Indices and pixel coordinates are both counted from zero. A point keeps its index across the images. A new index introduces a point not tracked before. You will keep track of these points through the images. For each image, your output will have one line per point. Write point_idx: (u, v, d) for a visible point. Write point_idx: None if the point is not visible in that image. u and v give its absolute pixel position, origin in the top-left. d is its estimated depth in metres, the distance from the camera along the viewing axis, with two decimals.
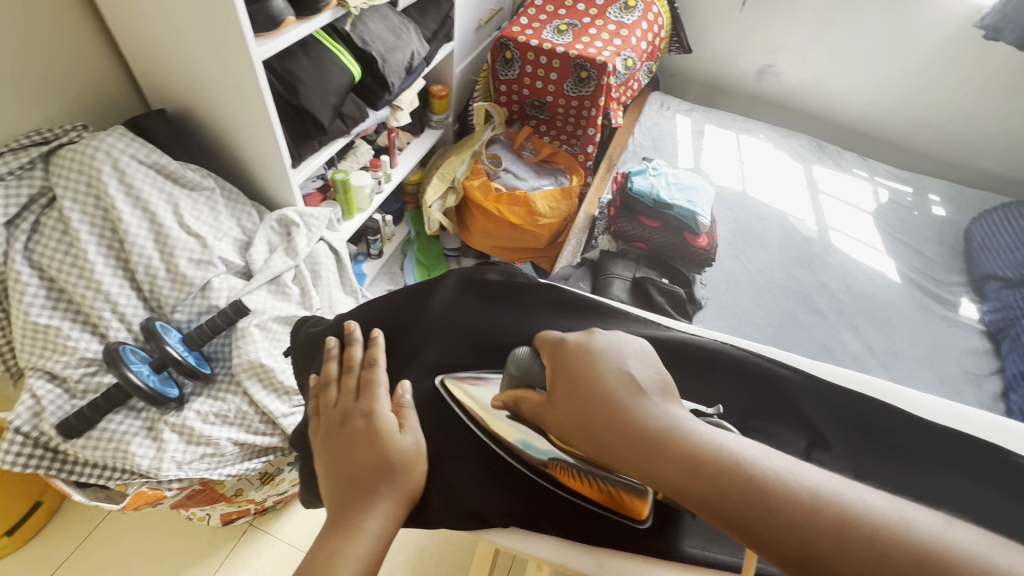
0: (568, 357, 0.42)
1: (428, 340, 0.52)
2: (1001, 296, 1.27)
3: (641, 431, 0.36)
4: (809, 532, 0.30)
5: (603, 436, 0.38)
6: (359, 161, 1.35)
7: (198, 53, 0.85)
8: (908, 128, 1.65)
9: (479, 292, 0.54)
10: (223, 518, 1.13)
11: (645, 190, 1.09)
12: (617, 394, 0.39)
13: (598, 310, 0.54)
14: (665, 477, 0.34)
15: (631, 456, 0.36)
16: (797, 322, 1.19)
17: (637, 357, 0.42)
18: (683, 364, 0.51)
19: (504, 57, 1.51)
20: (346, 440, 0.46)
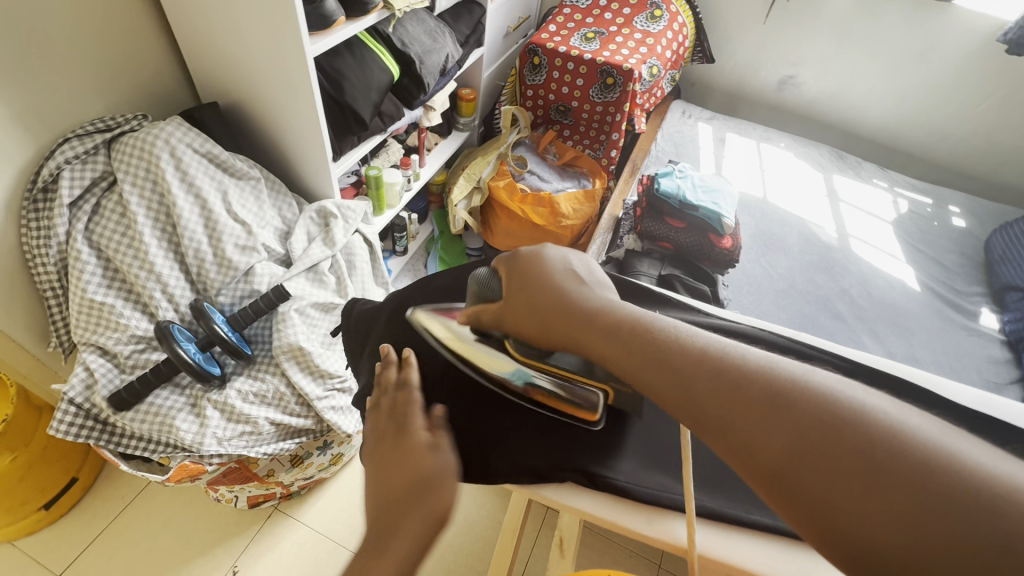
0: (522, 262, 0.49)
1: None
2: (1021, 306, 1.28)
3: (570, 312, 0.43)
4: (686, 377, 0.34)
5: (546, 320, 0.45)
6: (390, 159, 1.40)
7: (254, 50, 0.90)
8: (928, 141, 1.67)
9: None
10: (250, 500, 1.17)
11: (671, 191, 1.12)
12: (557, 288, 0.45)
13: (638, 294, 0.57)
14: (597, 346, 0.40)
15: (561, 333, 0.43)
16: (817, 326, 1.21)
17: (581, 266, 0.48)
18: (722, 346, 0.53)
19: (532, 63, 1.55)
20: (385, 466, 0.46)
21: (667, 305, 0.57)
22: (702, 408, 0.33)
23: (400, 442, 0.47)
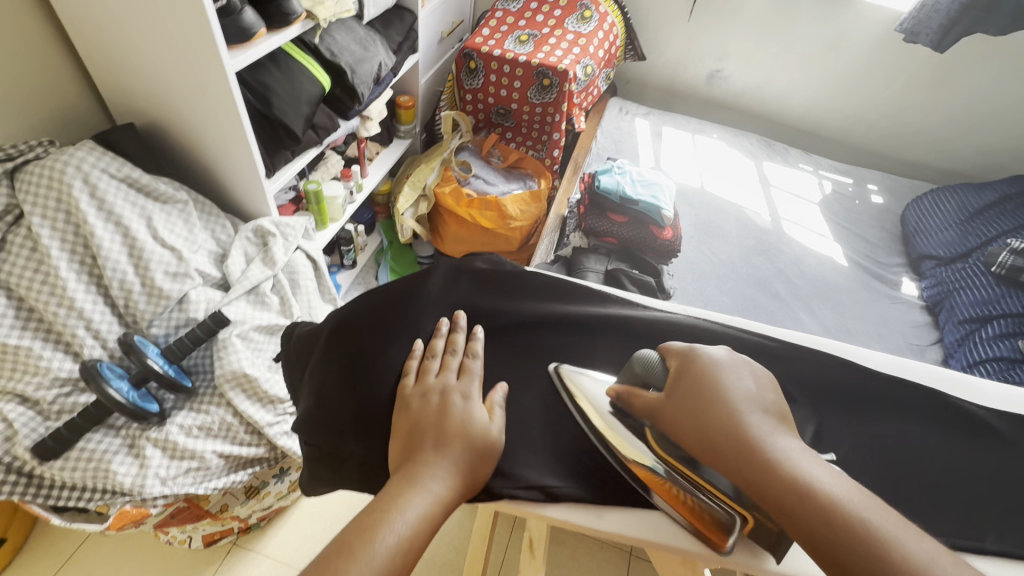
0: (698, 362, 0.43)
1: (427, 314, 0.54)
2: (936, 273, 1.40)
3: (726, 422, 0.39)
4: (835, 534, 0.32)
5: (710, 437, 0.39)
6: (330, 171, 1.36)
7: (169, 67, 0.85)
8: (845, 125, 1.79)
9: (470, 279, 0.58)
10: (206, 538, 1.12)
11: (612, 187, 1.14)
12: (730, 399, 0.40)
13: (576, 294, 0.59)
14: (758, 480, 0.36)
15: (705, 438, 0.39)
16: (758, 306, 1.27)
17: (750, 371, 0.43)
18: (661, 338, 0.55)
19: (468, 67, 1.56)
20: (426, 418, 0.45)
21: (607, 302, 0.59)
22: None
23: (460, 408, 0.46)
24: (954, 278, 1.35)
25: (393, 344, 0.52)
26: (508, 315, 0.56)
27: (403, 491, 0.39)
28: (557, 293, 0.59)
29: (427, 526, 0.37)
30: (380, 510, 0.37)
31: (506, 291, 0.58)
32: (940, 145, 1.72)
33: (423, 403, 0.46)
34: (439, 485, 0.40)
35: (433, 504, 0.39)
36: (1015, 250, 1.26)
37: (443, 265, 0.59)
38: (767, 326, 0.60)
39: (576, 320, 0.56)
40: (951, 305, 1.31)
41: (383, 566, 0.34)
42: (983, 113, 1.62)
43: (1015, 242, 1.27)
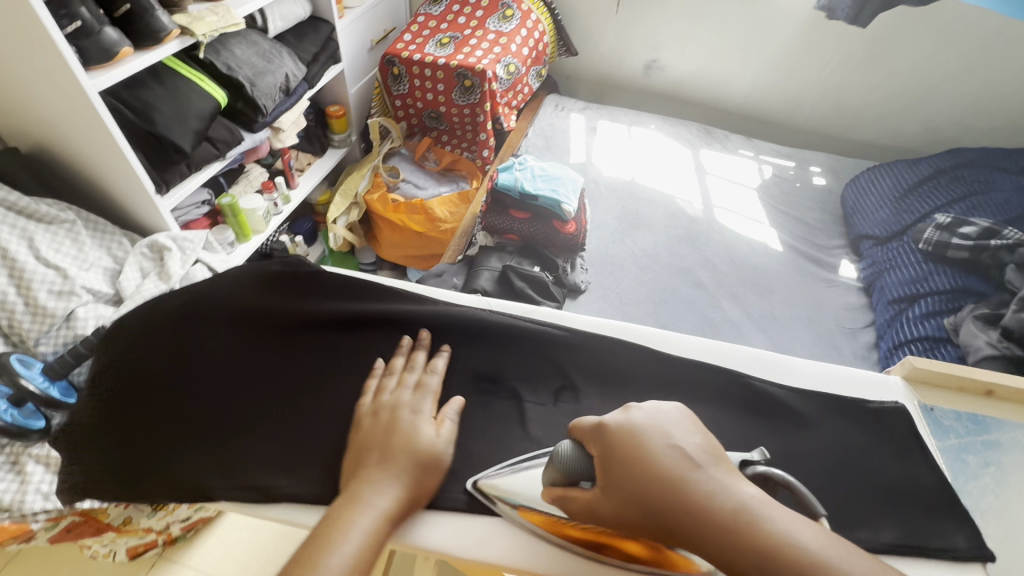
0: (614, 433, 0.45)
1: (210, 317, 0.62)
2: (873, 253, 1.35)
3: (674, 500, 0.40)
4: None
5: (662, 519, 0.40)
6: (251, 184, 1.38)
7: (37, 91, 0.88)
8: (787, 108, 1.75)
9: (262, 283, 0.65)
10: (130, 552, 1.13)
11: (510, 183, 1.13)
12: (669, 469, 0.41)
13: (397, 296, 0.67)
14: (725, 557, 0.37)
15: (648, 522, 0.41)
16: (677, 296, 1.25)
17: (678, 427, 0.45)
18: (449, 330, 0.63)
19: (392, 74, 1.57)
20: (373, 433, 0.50)
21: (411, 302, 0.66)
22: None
23: (406, 422, 0.51)
24: (887, 258, 1.30)
25: (172, 340, 0.61)
26: (281, 314, 0.62)
27: (347, 514, 0.43)
28: (379, 296, 0.66)
29: (372, 542, 0.42)
30: (326, 533, 0.42)
31: (289, 291, 0.65)
32: (884, 123, 1.68)
33: (372, 420, 0.52)
34: (384, 501, 0.45)
35: (377, 518, 0.44)
36: (940, 225, 1.23)
37: (237, 270, 0.67)
38: (569, 315, 0.67)
39: (365, 317, 0.63)
40: (882, 285, 1.27)
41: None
42: (922, 86, 1.57)
43: (940, 218, 1.23)
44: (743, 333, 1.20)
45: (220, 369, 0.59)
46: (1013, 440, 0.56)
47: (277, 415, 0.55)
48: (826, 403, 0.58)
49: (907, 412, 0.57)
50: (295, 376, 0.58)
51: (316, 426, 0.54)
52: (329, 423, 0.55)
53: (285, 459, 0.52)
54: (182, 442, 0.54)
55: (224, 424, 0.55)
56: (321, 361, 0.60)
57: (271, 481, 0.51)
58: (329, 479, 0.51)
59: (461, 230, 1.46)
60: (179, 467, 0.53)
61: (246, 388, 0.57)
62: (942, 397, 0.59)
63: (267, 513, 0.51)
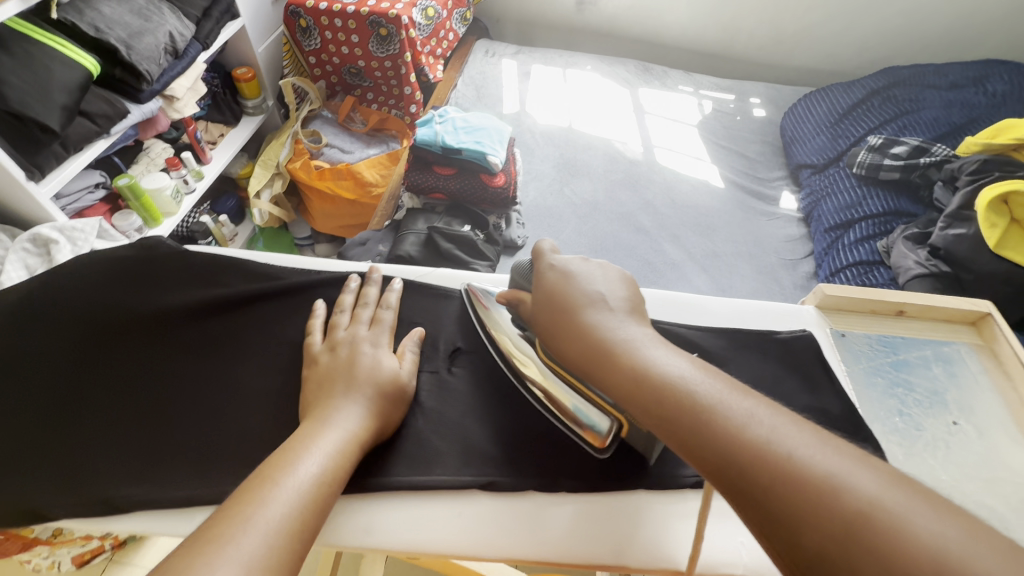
0: (565, 287, 0.53)
1: (61, 318, 0.60)
2: (811, 182, 1.34)
3: (596, 340, 0.47)
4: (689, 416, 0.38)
5: (588, 358, 0.47)
6: (155, 162, 1.27)
7: None
8: (726, 38, 1.69)
9: (120, 276, 0.63)
10: (75, 560, 1.08)
11: (430, 138, 1.05)
12: (593, 319, 0.48)
13: (282, 275, 0.66)
14: (624, 386, 0.43)
15: (578, 356, 0.48)
16: (619, 243, 1.21)
17: (610, 288, 0.52)
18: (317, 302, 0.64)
19: (300, 27, 1.43)
20: (337, 367, 0.54)
21: (269, 279, 0.65)
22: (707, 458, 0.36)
23: (368, 355, 0.56)
24: (825, 186, 1.28)
25: (25, 339, 0.59)
26: (134, 311, 0.61)
27: (316, 433, 0.47)
28: (265, 277, 0.66)
29: (343, 461, 0.46)
30: (300, 447, 0.46)
31: (140, 282, 0.63)
32: (821, 48, 1.65)
33: (330, 357, 0.56)
34: (352, 422, 0.49)
35: (349, 440, 0.48)
36: (872, 147, 1.21)
37: (80, 260, 0.64)
38: (470, 277, 0.73)
39: (226, 300, 0.63)
40: (819, 213, 1.25)
41: (297, 491, 0.42)
42: (856, 4, 1.53)
43: (872, 139, 1.22)
44: (686, 275, 1.18)
45: (65, 374, 0.57)
46: (917, 357, 0.58)
47: (125, 420, 0.54)
48: (740, 340, 0.58)
49: (814, 337, 0.58)
50: (148, 373, 0.57)
51: (167, 429, 0.54)
52: (184, 424, 0.54)
53: (133, 472, 0.51)
54: (20, 453, 0.52)
55: (68, 433, 0.54)
56: (187, 353, 0.59)
57: (115, 492, 0.50)
58: (180, 484, 0.51)
59: (387, 195, 1.38)
60: (16, 485, 0.51)
61: (92, 392, 0.56)
62: (851, 322, 0.61)
63: (118, 527, 0.50)
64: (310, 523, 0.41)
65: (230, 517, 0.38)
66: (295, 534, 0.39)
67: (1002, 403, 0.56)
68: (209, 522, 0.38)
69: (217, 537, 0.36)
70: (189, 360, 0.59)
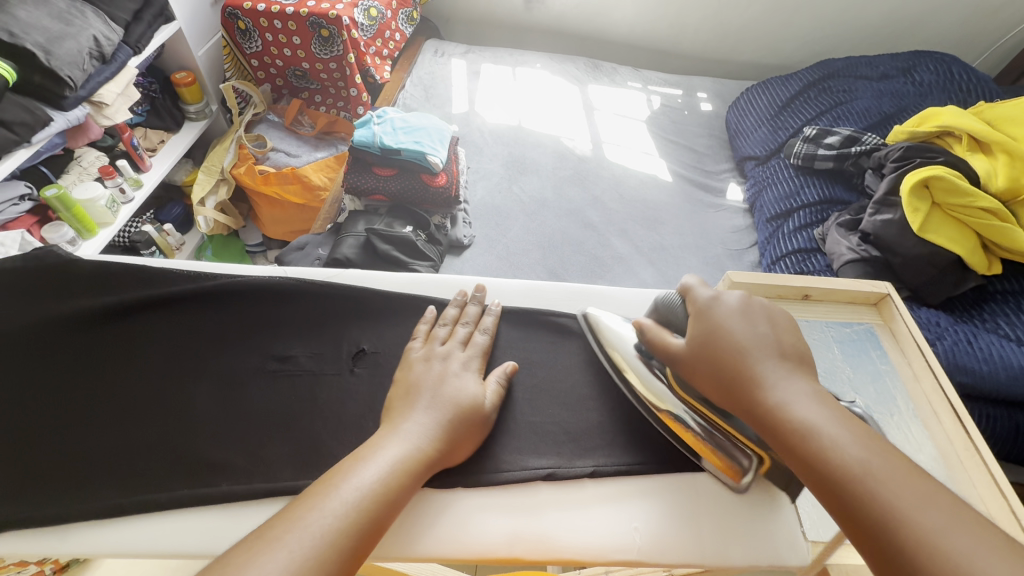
0: (710, 315, 0.54)
1: None
2: (755, 173, 1.36)
3: (751, 383, 0.49)
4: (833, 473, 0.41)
5: (735, 397, 0.50)
6: (88, 172, 1.23)
7: None
8: (672, 34, 1.71)
9: (7, 286, 0.62)
10: None
11: (368, 139, 1.04)
12: (744, 359, 0.50)
13: (176, 279, 0.63)
14: (771, 430, 0.47)
15: (726, 397, 0.51)
16: (566, 239, 1.22)
17: (756, 319, 0.53)
18: (214, 306, 0.62)
19: (239, 29, 1.40)
20: (424, 379, 0.55)
21: (162, 284, 0.63)
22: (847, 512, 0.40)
23: (441, 369, 0.56)
24: (766, 176, 1.31)
25: None
26: (18, 324, 0.60)
27: (383, 441, 0.49)
28: (157, 281, 0.63)
29: (402, 479, 0.47)
30: (362, 456, 0.48)
31: (28, 293, 0.62)
32: (763, 43, 1.69)
33: (424, 365, 0.57)
34: (421, 438, 0.50)
35: (406, 449, 0.49)
36: (807, 138, 1.25)
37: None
38: (376, 276, 0.67)
39: (117, 310, 0.61)
40: (761, 203, 1.28)
41: (353, 501, 0.43)
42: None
43: (808, 130, 1.25)
44: (633, 268, 1.19)
45: None
46: (820, 339, 0.63)
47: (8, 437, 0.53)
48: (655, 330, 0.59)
49: None
50: (27, 389, 0.56)
51: (43, 446, 0.53)
52: (60, 440, 0.53)
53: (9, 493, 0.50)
54: None
55: None
56: (70, 367, 0.58)
57: None
58: (51, 502, 0.50)
59: (330, 199, 1.38)
60: None
61: None
62: (760, 306, 0.64)
63: None
64: (363, 530, 0.42)
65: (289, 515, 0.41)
66: (349, 538, 0.41)
67: (896, 382, 0.61)
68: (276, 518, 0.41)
69: (268, 533, 0.39)
70: (72, 374, 0.57)
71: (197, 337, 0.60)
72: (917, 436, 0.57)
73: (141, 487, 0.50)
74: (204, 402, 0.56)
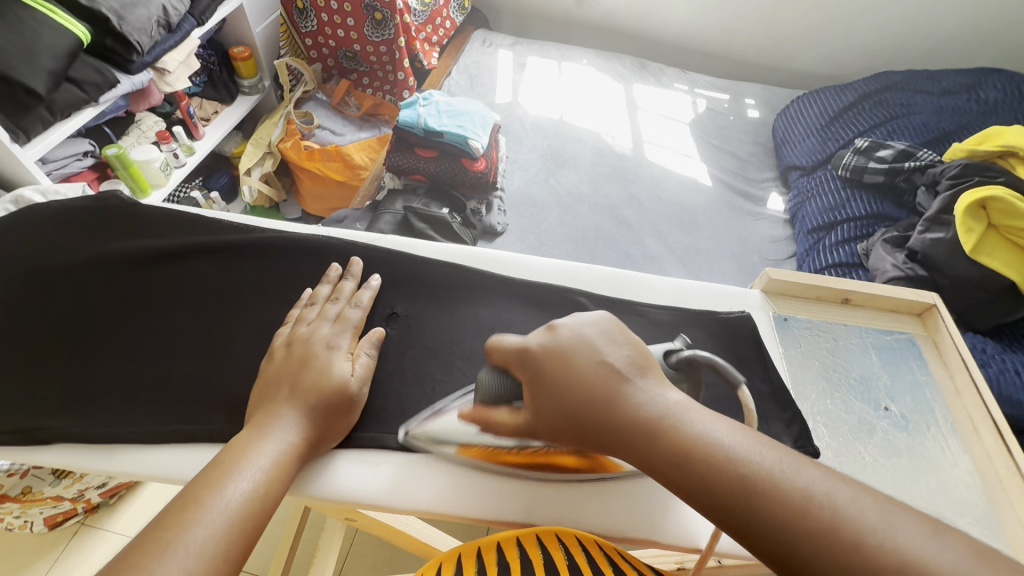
0: (550, 358, 0.46)
1: (12, 258, 0.63)
2: (799, 184, 1.33)
3: (633, 422, 0.41)
4: (772, 509, 0.34)
5: (617, 440, 0.42)
6: (146, 135, 1.28)
7: None
8: (724, 38, 1.69)
9: (77, 221, 0.66)
10: (47, 522, 1.10)
11: (412, 120, 1.06)
12: (605, 393, 0.43)
13: (230, 229, 0.66)
14: (676, 476, 0.39)
15: (612, 444, 0.42)
16: (600, 234, 1.22)
17: (608, 340, 0.46)
18: (256, 256, 0.64)
19: (297, 8, 1.45)
20: (287, 366, 0.50)
21: (216, 232, 0.65)
22: (748, 533, 0.35)
23: (322, 357, 0.51)
24: (810, 187, 1.28)
25: None
26: (81, 255, 0.63)
27: (251, 443, 0.44)
28: (212, 230, 0.66)
29: (278, 472, 0.43)
30: (227, 463, 0.42)
31: (94, 229, 0.65)
32: (818, 50, 1.64)
33: (285, 352, 0.52)
34: (292, 431, 0.46)
35: (285, 449, 0.45)
36: (858, 149, 1.21)
37: (38, 209, 0.67)
38: (417, 242, 0.68)
39: (164, 252, 0.63)
40: (803, 214, 1.25)
41: (227, 513, 0.39)
42: (855, 8, 1.53)
43: (859, 141, 1.21)
44: (664, 268, 1.18)
45: (10, 309, 0.59)
46: (857, 345, 0.61)
47: (56, 357, 0.56)
48: (683, 318, 0.58)
49: (753, 319, 0.58)
50: (82, 314, 0.58)
51: (92, 368, 0.55)
52: (108, 365, 0.55)
53: (61, 406, 0.53)
54: None
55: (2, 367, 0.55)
56: (119, 298, 0.60)
57: (38, 423, 0.52)
58: (101, 420, 0.52)
59: (370, 177, 1.41)
60: None
61: (30, 327, 0.58)
62: (798, 307, 0.62)
63: (38, 458, 0.51)
64: (243, 542, 0.38)
65: (157, 538, 0.36)
66: (229, 556, 0.37)
67: (934, 394, 0.59)
68: (126, 552, 0.35)
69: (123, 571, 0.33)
70: (122, 305, 0.59)
71: (244, 283, 0.61)
72: (953, 450, 0.55)
73: (183, 416, 0.52)
74: (242, 345, 0.57)
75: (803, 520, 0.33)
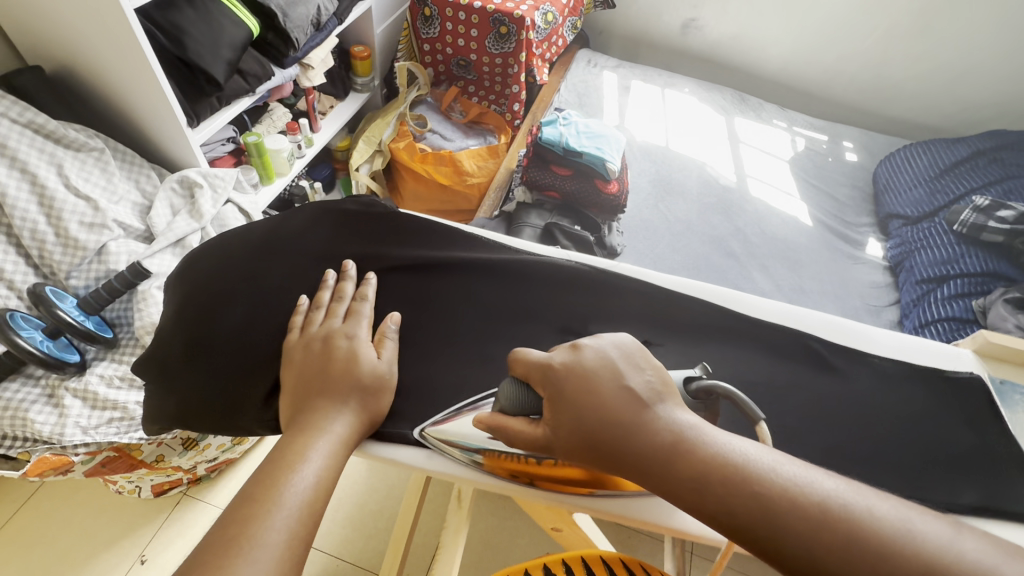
0: (564, 373, 0.45)
1: (295, 253, 0.64)
2: (901, 233, 1.35)
3: (652, 447, 0.40)
4: (808, 526, 0.35)
5: (630, 463, 0.41)
6: (276, 124, 1.33)
7: (74, 16, 0.84)
8: (824, 79, 1.71)
9: (343, 222, 0.68)
10: (155, 489, 1.13)
11: (555, 138, 1.10)
12: (621, 412, 0.42)
13: (457, 240, 0.69)
14: (702, 502, 0.38)
15: (627, 465, 0.41)
16: (710, 265, 1.24)
17: (629, 361, 0.45)
18: (501, 272, 0.65)
19: (423, 15, 1.49)
20: (313, 365, 0.52)
21: (464, 245, 0.68)
22: (780, 545, 0.35)
23: (343, 349, 0.53)
24: (919, 239, 1.29)
25: (270, 268, 0.63)
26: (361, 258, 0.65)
27: (305, 439, 0.45)
28: (447, 241, 0.68)
29: (333, 462, 0.45)
30: (283, 460, 0.43)
31: (361, 232, 0.67)
32: (922, 100, 1.65)
33: (304, 353, 0.53)
34: (343, 429, 0.47)
35: (335, 443, 0.46)
36: (978, 208, 1.23)
37: (307, 210, 0.70)
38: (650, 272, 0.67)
39: (426, 260, 0.65)
40: (910, 266, 1.27)
41: (298, 502, 0.41)
42: (967, 63, 1.54)
43: (979, 200, 1.24)
44: None
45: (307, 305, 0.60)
46: None
47: None
48: (892, 372, 0.60)
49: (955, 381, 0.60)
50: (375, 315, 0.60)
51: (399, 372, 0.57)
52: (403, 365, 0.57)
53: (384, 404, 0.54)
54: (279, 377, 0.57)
55: None
56: (392, 297, 0.62)
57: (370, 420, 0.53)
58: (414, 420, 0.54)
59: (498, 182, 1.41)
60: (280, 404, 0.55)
61: None
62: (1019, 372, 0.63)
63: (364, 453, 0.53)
64: (312, 531, 0.40)
65: (230, 538, 0.37)
66: (302, 542, 0.39)
67: None
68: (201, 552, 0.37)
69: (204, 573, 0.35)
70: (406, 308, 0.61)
71: (490, 296, 0.63)
72: None
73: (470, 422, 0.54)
74: (479, 355, 0.59)
75: (839, 530, 0.34)
